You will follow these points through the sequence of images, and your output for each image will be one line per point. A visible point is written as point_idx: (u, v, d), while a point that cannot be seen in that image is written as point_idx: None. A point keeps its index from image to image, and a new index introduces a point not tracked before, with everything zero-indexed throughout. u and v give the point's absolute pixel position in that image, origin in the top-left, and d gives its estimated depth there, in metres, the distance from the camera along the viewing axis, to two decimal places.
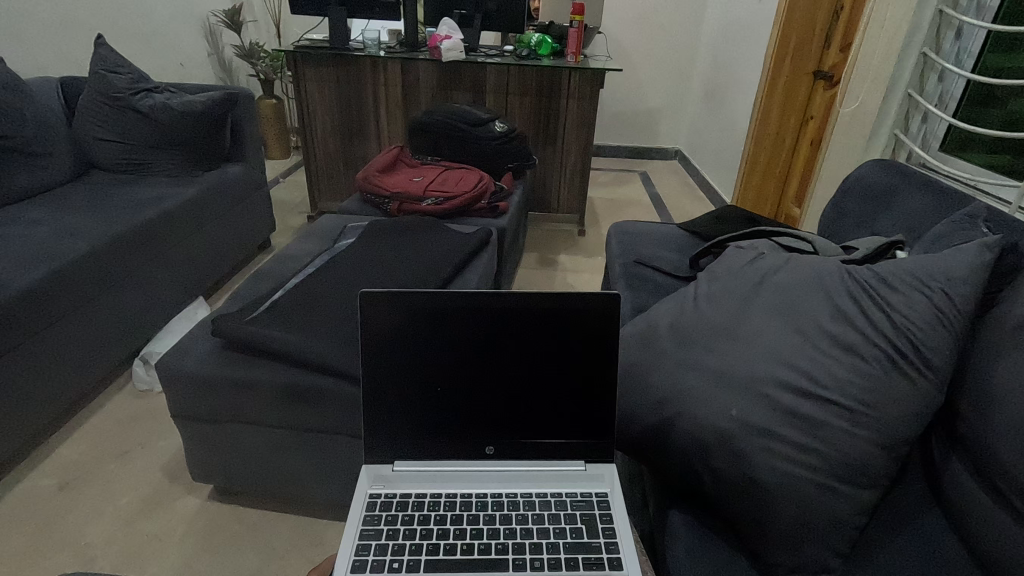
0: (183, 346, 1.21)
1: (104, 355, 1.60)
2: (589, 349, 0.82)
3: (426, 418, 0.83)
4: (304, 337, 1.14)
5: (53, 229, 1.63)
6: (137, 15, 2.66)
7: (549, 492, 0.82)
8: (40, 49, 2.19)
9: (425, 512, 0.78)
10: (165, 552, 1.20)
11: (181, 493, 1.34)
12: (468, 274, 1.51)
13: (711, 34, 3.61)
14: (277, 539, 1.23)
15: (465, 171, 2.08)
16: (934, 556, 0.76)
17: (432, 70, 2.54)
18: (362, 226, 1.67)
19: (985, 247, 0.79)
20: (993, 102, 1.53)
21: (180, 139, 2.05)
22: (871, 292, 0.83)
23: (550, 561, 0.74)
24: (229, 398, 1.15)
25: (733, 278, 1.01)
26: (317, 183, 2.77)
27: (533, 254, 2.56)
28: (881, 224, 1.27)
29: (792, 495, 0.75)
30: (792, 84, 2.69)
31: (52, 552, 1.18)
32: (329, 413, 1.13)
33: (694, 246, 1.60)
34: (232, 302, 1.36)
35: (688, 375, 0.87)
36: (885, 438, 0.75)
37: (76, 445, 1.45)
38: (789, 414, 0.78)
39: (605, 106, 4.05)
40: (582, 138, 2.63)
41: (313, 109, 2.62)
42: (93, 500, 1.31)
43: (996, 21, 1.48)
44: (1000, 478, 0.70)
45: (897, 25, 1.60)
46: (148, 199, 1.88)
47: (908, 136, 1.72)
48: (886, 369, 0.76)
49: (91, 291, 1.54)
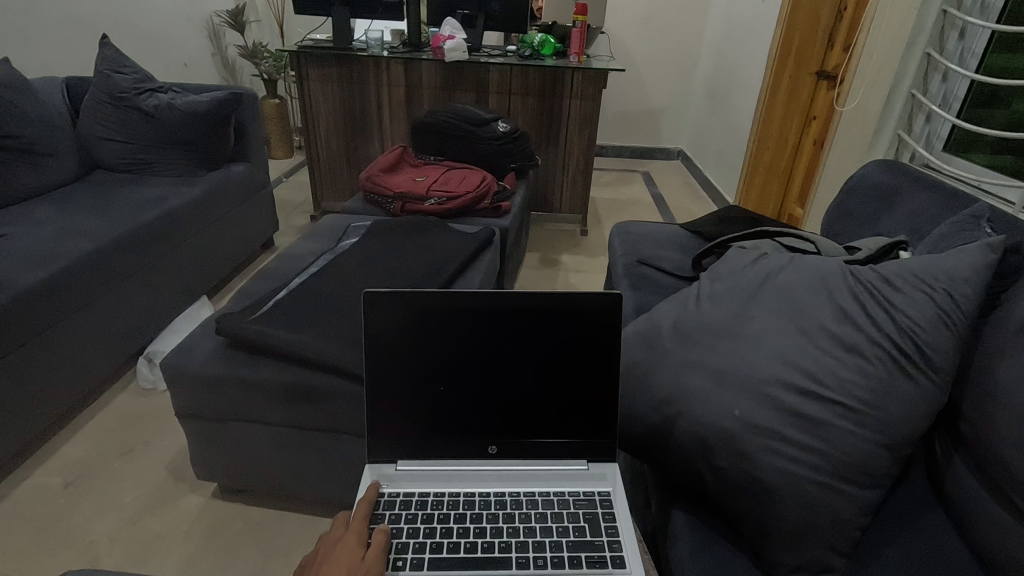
0: (187, 345, 1.21)
1: (109, 354, 1.61)
2: (593, 350, 0.83)
3: (429, 417, 0.83)
4: (308, 336, 1.14)
5: (58, 229, 1.63)
6: (141, 15, 2.66)
7: (551, 491, 0.82)
8: (44, 49, 2.20)
9: (429, 510, 0.79)
10: (170, 549, 1.21)
11: (185, 491, 1.34)
12: (471, 273, 1.51)
13: (714, 34, 3.61)
14: (281, 537, 1.24)
15: (468, 171, 2.08)
16: (937, 555, 0.76)
17: (436, 70, 2.55)
18: (366, 225, 1.67)
19: (989, 247, 0.79)
20: (996, 103, 1.53)
21: (184, 139, 2.06)
22: (874, 292, 0.83)
23: (553, 559, 0.75)
24: (233, 397, 1.15)
25: (735, 278, 1.01)
26: (320, 182, 2.78)
27: (535, 254, 2.56)
28: (885, 225, 1.27)
29: (795, 494, 0.75)
30: (795, 83, 2.69)
31: (58, 550, 1.19)
32: (334, 412, 1.14)
33: (696, 245, 1.60)
34: (236, 302, 1.37)
35: (690, 375, 0.88)
36: (888, 438, 0.75)
37: (80, 444, 1.45)
38: (791, 414, 0.78)
39: (607, 106, 4.05)
40: (584, 138, 2.64)
41: (316, 110, 2.63)
42: (98, 498, 1.31)
43: (1000, 21, 1.47)
44: (1004, 478, 0.70)
45: (900, 27, 1.61)
46: (152, 199, 1.89)
47: (912, 136, 1.73)
48: (888, 368, 0.76)
49: (95, 291, 1.55)
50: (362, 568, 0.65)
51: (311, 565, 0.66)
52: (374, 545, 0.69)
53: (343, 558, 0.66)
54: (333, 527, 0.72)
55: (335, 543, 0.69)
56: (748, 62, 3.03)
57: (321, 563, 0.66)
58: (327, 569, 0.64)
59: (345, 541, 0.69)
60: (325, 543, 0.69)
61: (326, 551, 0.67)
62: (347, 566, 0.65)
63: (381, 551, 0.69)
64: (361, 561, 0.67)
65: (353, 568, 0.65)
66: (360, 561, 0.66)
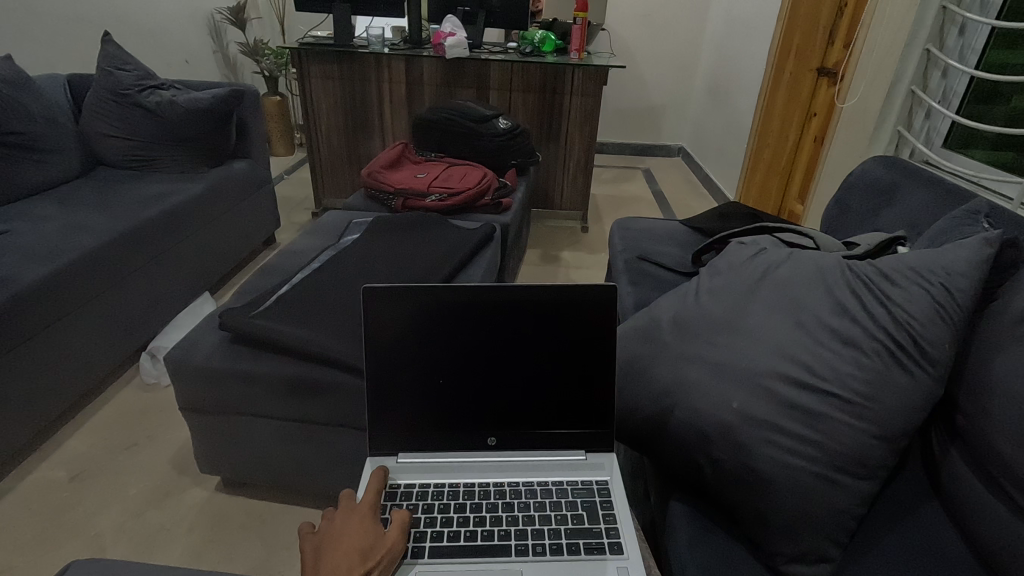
0: (190, 339, 1.22)
1: (112, 350, 1.62)
2: (592, 344, 0.84)
3: (431, 411, 0.84)
4: (312, 331, 1.15)
5: (62, 225, 1.64)
6: (141, 13, 2.67)
7: (550, 480, 0.84)
8: (46, 46, 2.21)
9: (429, 501, 0.80)
10: (175, 541, 1.22)
11: (189, 485, 1.35)
12: (473, 269, 1.52)
13: (716, 31, 3.60)
14: (283, 530, 1.25)
15: (470, 167, 2.09)
16: (933, 548, 0.77)
17: (436, 67, 2.55)
18: (367, 221, 1.68)
19: (985, 242, 0.79)
20: (996, 99, 1.53)
21: (185, 135, 2.07)
22: (872, 285, 0.84)
23: (552, 546, 0.76)
24: (237, 391, 1.16)
25: (734, 273, 1.01)
26: (321, 179, 2.79)
27: (535, 250, 2.57)
28: (885, 220, 1.27)
29: (792, 484, 0.76)
30: (796, 80, 2.69)
31: (64, 542, 1.20)
32: (336, 406, 1.15)
33: (695, 241, 1.61)
34: (239, 297, 1.38)
35: (689, 368, 0.88)
36: (884, 430, 0.76)
37: (84, 438, 1.47)
38: (788, 406, 0.79)
39: (608, 103, 4.05)
40: (585, 134, 2.64)
41: (317, 107, 2.64)
42: (103, 492, 1.32)
43: (999, 17, 1.47)
44: (998, 469, 0.71)
45: (900, 22, 1.62)
46: (154, 195, 1.90)
47: (912, 132, 1.73)
48: (885, 361, 0.77)
49: (97, 287, 1.56)
50: (385, 545, 0.67)
51: (328, 536, 0.67)
52: (394, 525, 0.70)
53: (362, 533, 0.67)
54: (343, 503, 0.72)
55: (347, 517, 0.70)
56: (749, 58, 3.02)
57: (340, 537, 0.66)
58: (349, 543, 0.65)
59: (362, 516, 0.70)
60: (338, 518, 0.70)
61: (340, 527, 0.68)
62: (369, 542, 0.67)
63: (403, 531, 0.70)
64: (381, 537, 0.68)
65: (375, 544, 0.67)
66: (381, 539, 0.68)
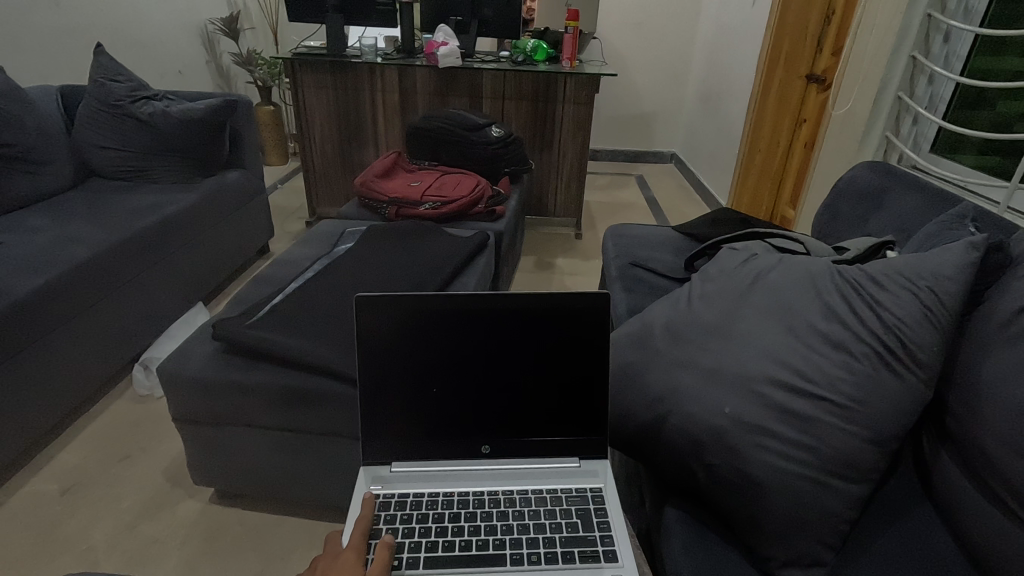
0: (184, 350, 1.22)
1: (105, 362, 1.61)
2: (584, 349, 0.84)
3: (424, 419, 0.84)
4: (307, 340, 1.15)
5: (54, 237, 1.64)
6: (135, 23, 2.68)
7: (545, 488, 0.84)
8: (39, 58, 2.21)
9: (423, 510, 0.80)
10: (168, 554, 1.21)
11: (182, 496, 1.35)
12: (467, 277, 1.52)
13: (706, 39, 3.64)
14: (278, 541, 1.24)
15: (463, 175, 2.10)
16: (926, 551, 0.77)
17: (429, 77, 2.57)
18: (361, 230, 1.69)
19: (972, 246, 0.80)
20: (981, 105, 1.56)
21: (178, 146, 2.07)
22: (862, 291, 0.85)
23: (547, 554, 0.76)
24: (232, 401, 1.16)
25: (725, 279, 1.02)
26: (315, 189, 2.80)
27: (530, 257, 2.58)
28: (873, 225, 1.29)
29: (785, 488, 0.76)
30: (785, 87, 2.72)
31: (56, 556, 1.19)
32: (330, 416, 1.14)
33: (688, 247, 1.62)
34: (232, 308, 1.37)
35: (682, 374, 0.89)
36: (875, 432, 0.76)
37: (77, 450, 1.46)
38: (781, 410, 0.80)
39: (600, 110, 4.07)
40: (578, 141, 2.65)
41: (310, 116, 2.64)
42: (96, 504, 1.31)
43: (983, 25, 1.51)
44: (988, 471, 0.72)
45: (886, 29, 1.64)
46: (147, 205, 1.90)
47: (900, 137, 1.75)
48: (875, 366, 0.78)
49: (91, 298, 1.55)
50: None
51: None
52: (377, 560, 0.69)
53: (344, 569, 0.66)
54: (329, 548, 0.72)
55: (333, 559, 0.69)
56: (740, 65, 3.05)
57: None
58: None
59: (345, 561, 0.67)
60: (322, 562, 0.69)
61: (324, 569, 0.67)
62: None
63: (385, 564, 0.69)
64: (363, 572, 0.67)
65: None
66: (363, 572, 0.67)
